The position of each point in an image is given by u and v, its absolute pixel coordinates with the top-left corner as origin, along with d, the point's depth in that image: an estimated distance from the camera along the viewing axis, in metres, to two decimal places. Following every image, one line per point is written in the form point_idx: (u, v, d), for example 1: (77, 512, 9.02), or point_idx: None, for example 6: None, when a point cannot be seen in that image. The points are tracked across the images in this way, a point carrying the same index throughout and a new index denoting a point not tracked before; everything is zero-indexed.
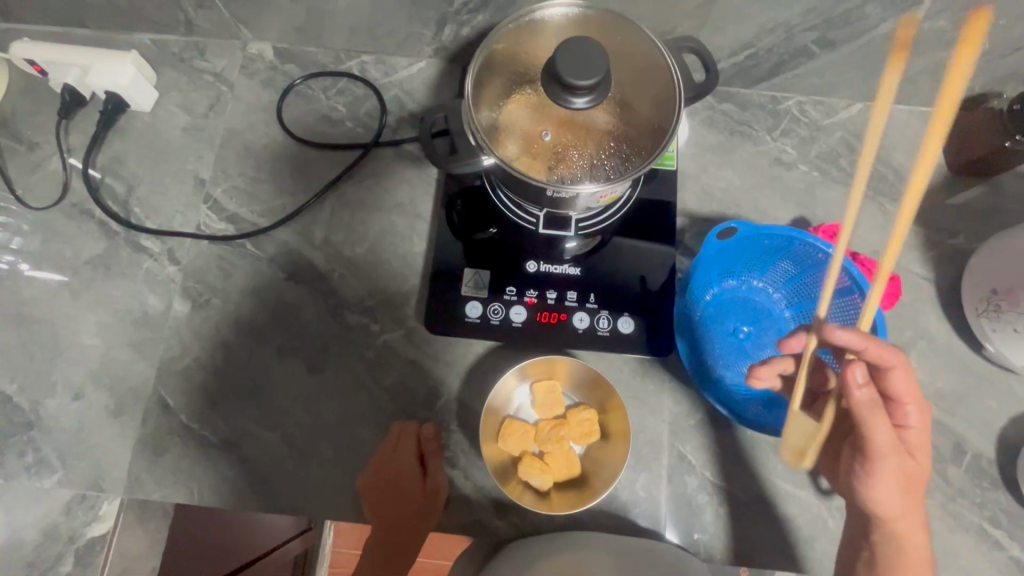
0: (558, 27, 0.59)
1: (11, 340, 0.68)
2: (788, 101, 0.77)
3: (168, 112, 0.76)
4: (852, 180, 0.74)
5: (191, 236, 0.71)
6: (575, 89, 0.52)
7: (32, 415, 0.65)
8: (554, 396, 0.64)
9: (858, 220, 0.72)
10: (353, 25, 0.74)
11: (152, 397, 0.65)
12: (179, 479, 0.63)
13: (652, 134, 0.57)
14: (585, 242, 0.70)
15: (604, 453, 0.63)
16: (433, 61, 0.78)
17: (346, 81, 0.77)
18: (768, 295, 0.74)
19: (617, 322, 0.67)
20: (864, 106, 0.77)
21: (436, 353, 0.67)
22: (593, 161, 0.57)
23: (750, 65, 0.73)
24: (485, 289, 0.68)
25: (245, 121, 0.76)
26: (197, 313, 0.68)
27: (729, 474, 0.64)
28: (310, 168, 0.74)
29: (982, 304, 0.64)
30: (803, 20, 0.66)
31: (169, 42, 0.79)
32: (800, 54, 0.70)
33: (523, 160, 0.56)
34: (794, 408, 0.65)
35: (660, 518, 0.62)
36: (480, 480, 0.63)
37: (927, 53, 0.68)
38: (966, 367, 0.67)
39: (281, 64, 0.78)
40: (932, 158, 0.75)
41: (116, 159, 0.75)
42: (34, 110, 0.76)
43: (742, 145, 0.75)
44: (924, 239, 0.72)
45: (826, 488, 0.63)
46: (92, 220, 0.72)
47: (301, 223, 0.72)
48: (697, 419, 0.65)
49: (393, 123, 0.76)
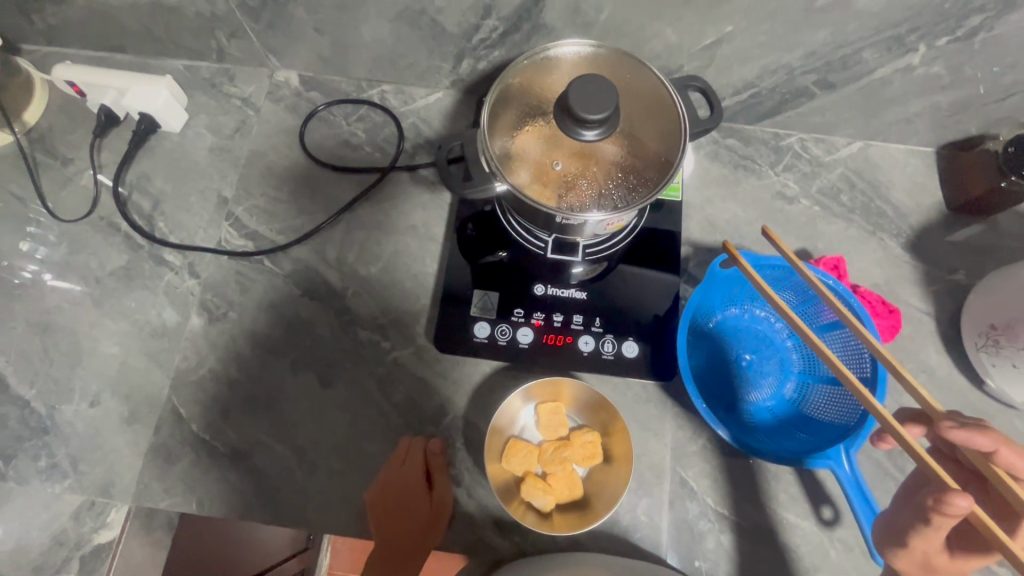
0: (571, 64, 0.62)
1: (33, 346, 0.70)
2: (790, 138, 0.80)
3: (197, 133, 0.80)
4: (853, 215, 0.76)
5: (212, 251, 0.74)
6: (586, 122, 0.55)
7: (48, 420, 0.67)
8: (558, 418, 0.65)
9: (859, 253, 0.74)
10: (375, 57, 0.78)
11: (166, 406, 0.67)
12: (187, 488, 0.64)
13: (659, 166, 0.59)
14: (591, 268, 0.72)
15: (606, 475, 0.63)
16: (450, 92, 0.82)
17: (366, 108, 0.81)
18: (771, 323, 0.75)
19: (622, 346, 0.68)
20: (864, 144, 0.80)
21: (444, 371, 0.69)
22: (601, 190, 0.59)
23: (753, 103, 0.76)
24: (493, 311, 0.70)
25: (269, 143, 0.79)
26: (213, 325, 0.70)
27: (731, 501, 0.64)
28: (329, 189, 0.77)
29: (980, 338, 0.66)
30: (804, 63, 0.69)
31: (201, 68, 0.83)
32: (801, 94, 0.74)
33: (535, 187, 0.59)
34: (795, 436, 0.66)
35: (661, 543, 0.62)
36: (483, 498, 0.64)
37: (924, 96, 0.71)
38: (967, 401, 0.68)
39: (306, 91, 0.82)
40: (931, 196, 0.77)
41: (145, 176, 0.78)
42: (70, 128, 0.80)
43: (745, 179, 0.78)
44: (924, 274, 0.73)
45: (828, 520, 0.63)
46: (119, 233, 0.75)
47: (317, 242, 0.74)
48: (699, 445, 0.66)
49: (410, 149, 0.79)
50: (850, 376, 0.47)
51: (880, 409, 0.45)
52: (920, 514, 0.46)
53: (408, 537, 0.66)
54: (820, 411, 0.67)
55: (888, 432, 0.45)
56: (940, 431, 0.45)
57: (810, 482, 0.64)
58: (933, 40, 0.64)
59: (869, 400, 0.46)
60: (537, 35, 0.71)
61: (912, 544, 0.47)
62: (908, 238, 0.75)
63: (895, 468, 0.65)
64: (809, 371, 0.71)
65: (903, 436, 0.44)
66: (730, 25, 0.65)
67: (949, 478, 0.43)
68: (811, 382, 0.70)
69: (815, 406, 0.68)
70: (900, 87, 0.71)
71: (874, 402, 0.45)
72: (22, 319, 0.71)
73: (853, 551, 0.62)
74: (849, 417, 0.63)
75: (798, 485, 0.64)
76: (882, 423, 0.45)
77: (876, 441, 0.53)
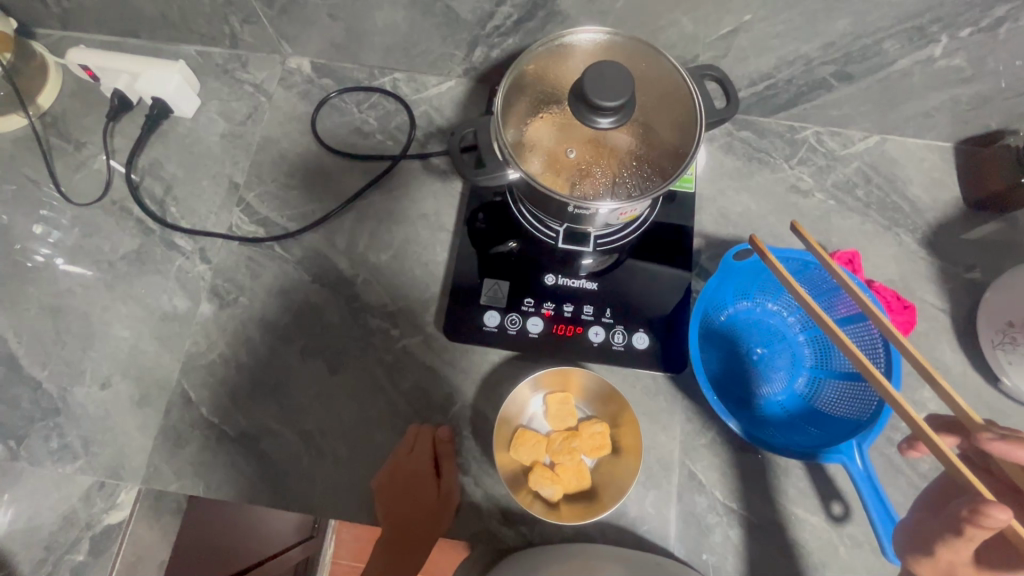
0: (586, 52, 0.62)
1: (45, 328, 0.70)
2: (806, 131, 0.79)
3: (209, 119, 0.80)
4: (868, 210, 0.75)
5: (223, 236, 0.74)
6: (601, 109, 0.54)
7: (60, 401, 0.67)
8: (567, 408, 0.65)
9: (873, 248, 0.73)
10: (388, 44, 0.77)
11: (176, 389, 0.67)
12: (196, 471, 0.64)
13: (673, 156, 0.59)
14: (602, 260, 0.71)
15: (615, 467, 0.63)
16: (462, 80, 0.82)
17: (378, 96, 0.81)
18: (783, 318, 0.74)
19: (632, 337, 0.68)
20: (881, 138, 0.79)
21: (453, 359, 0.69)
22: (616, 179, 0.59)
23: (769, 95, 0.75)
24: (502, 300, 0.69)
25: (281, 130, 0.79)
26: (224, 310, 0.71)
27: (740, 495, 0.63)
28: (340, 177, 0.77)
29: (997, 336, 0.65)
30: (822, 54, 0.68)
31: (214, 54, 0.83)
32: (819, 86, 0.73)
33: (548, 175, 0.58)
34: (806, 431, 0.65)
35: (668, 535, 0.62)
36: (490, 487, 0.64)
37: (944, 89, 0.70)
38: (981, 400, 0.67)
39: (318, 78, 0.82)
40: (948, 192, 0.76)
41: (157, 161, 0.78)
42: (83, 113, 0.80)
43: (759, 172, 0.77)
44: (941, 271, 0.72)
45: (838, 515, 0.63)
46: (131, 217, 0.76)
47: (328, 228, 0.74)
48: (708, 439, 0.65)
49: (421, 137, 0.79)
50: (871, 367, 0.47)
51: (914, 416, 0.43)
52: (952, 525, 0.45)
53: (417, 519, 0.67)
54: (832, 406, 0.66)
55: (922, 440, 0.43)
56: (978, 442, 0.43)
57: (820, 477, 0.64)
58: (956, 31, 0.63)
59: (902, 407, 0.44)
60: (552, 22, 0.70)
61: (939, 553, 0.46)
62: (924, 234, 0.74)
63: (907, 465, 0.64)
64: (822, 365, 0.70)
65: (940, 446, 0.43)
66: (748, 14, 0.65)
67: (985, 489, 0.42)
68: (824, 377, 0.69)
69: (827, 401, 0.68)
70: (920, 80, 0.70)
71: (911, 410, 0.43)
72: (34, 301, 0.71)
73: (863, 548, 0.61)
74: (861, 412, 0.62)
75: (807, 480, 0.64)
76: (916, 431, 0.43)
77: (906, 449, 0.51)
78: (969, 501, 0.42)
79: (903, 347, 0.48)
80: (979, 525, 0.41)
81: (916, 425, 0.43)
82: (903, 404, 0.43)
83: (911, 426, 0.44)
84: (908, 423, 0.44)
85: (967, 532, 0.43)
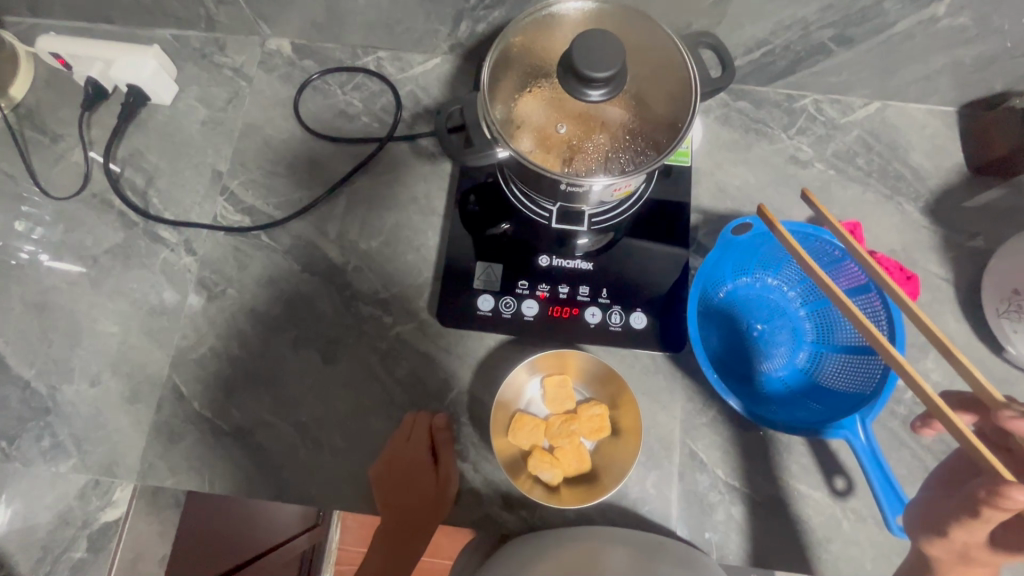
0: (575, 22, 0.59)
1: (31, 327, 0.69)
2: (804, 100, 0.76)
3: (188, 106, 0.78)
4: (869, 179, 0.73)
5: (208, 227, 0.72)
6: (591, 82, 0.52)
7: (50, 401, 0.66)
8: (564, 391, 0.64)
9: (875, 218, 0.72)
10: (370, 22, 0.75)
11: (168, 385, 0.66)
12: (191, 467, 0.63)
13: (668, 128, 0.57)
14: (597, 239, 0.70)
15: (616, 449, 0.62)
16: (448, 58, 0.79)
17: (362, 77, 0.78)
18: (782, 293, 0.73)
19: (630, 317, 0.66)
20: (882, 104, 0.76)
21: (448, 345, 0.67)
22: (608, 154, 0.57)
23: (766, 62, 0.72)
24: (497, 283, 0.68)
25: (263, 115, 0.77)
26: (213, 302, 0.69)
27: (742, 472, 0.63)
28: (325, 162, 0.75)
29: (1002, 304, 0.63)
30: (821, 17, 0.66)
31: (191, 38, 0.80)
32: (817, 51, 0.70)
33: (537, 153, 0.56)
34: (808, 406, 0.64)
35: (671, 514, 0.61)
36: (490, 473, 0.63)
37: (947, 51, 0.68)
38: (986, 370, 0.66)
39: (299, 60, 0.79)
40: (950, 158, 0.74)
41: (137, 151, 0.76)
42: (58, 104, 0.78)
43: (757, 143, 0.75)
44: (944, 239, 0.71)
45: (842, 490, 0.62)
46: (113, 210, 0.74)
47: (315, 216, 0.72)
48: (710, 417, 0.65)
49: (408, 118, 0.77)
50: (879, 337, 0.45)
51: (929, 392, 0.42)
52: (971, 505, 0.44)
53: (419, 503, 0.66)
54: (834, 380, 0.65)
55: (937, 416, 0.42)
56: (998, 419, 0.42)
57: (823, 453, 0.63)
58: None
59: (917, 383, 0.42)
60: None
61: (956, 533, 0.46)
62: (927, 203, 0.72)
63: (911, 437, 0.63)
64: (823, 340, 0.69)
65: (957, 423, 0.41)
66: None
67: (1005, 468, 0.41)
68: (825, 351, 0.68)
69: (829, 375, 0.66)
70: (922, 41, 0.67)
71: (925, 386, 0.42)
72: (18, 299, 0.70)
73: (866, 521, 0.61)
74: (864, 386, 0.61)
75: (810, 455, 0.63)
76: (932, 408, 0.41)
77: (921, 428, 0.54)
78: (986, 482, 0.42)
79: (913, 317, 0.47)
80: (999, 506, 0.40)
81: (930, 400, 0.41)
82: (918, 379, 0.42)
83: (926, 403, 0.42)
84: (923, 400, 0.42)
85: (982, 512, 0.44)
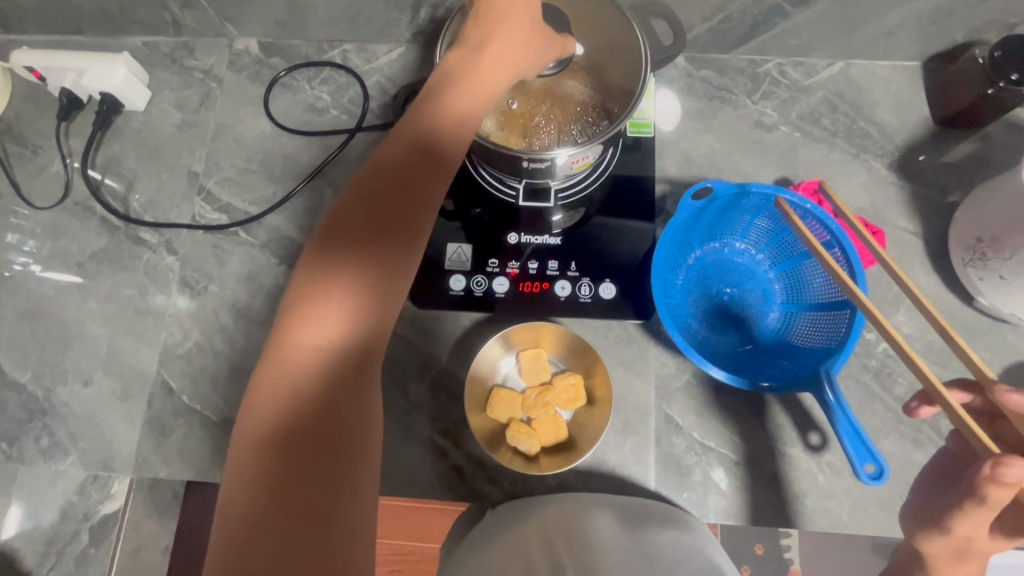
0: None
1: (23, 334, 0.71)
2: (767, 64, 0.77)
3: (162, 110, 0.79)
4: (835, 139, 0.74)
5: (187, 227, 0.74)
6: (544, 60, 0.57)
7: (46, 402, 0.69)
8: (540, 363, 0.66)
9: (842, 177, 0.72)
10: (333, 16, 0.76)
11: (157, 381, 0.68)
12: (184, 457, 0.66)
13: (619, 96, 0.58)
14: (570, 215, 0.71)
15: (590, 416, 0.64)
16: (412, 46, 0.80)
17: (329, 70, 0.79)
18: (751, 256, 0.73)
19: (599, 288, 0.68)
20: (846, 64, 0.76)
21: (425, 327, 0.69)
22: (564, 127, 0.59)
23: (724, 29, 0.73)
24: (467, 264, 0.69)
25: (235, 114, 0.78)
26: (196, 299, 0.71)
27: (718, 433, 0.64)
28: (297, 156, 0.76)
29: (968, 253, 0.64)
30: None
31: (160, 43, 0.82)
32: (774, 14, 0.70)
33: (498, 132, 0.58)
34: (777, 364, 0.65)
35: (650, 477, 0.63)
36: (471, 448, 0.65)
37: (901, 5, 0.68)
38: (956, 319, 0.67)
39: (267, 58, 0.81)
40: (916, 113, 0.74)
41: (115, 158, 0.78)
42: (36, 116, 0.80)
43: (721, 110, 0.75)
44: (911, 193, 0.71)
45: (816, 445, 0.63)
46: (95, 217, 0.76)
47: (290, 209, 0.74)
48: (684, 382, 0.66)
49: (376, 108, 0.78)
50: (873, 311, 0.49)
51: (925, 370, 0.44)
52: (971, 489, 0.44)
53: (342, 447, 0.41)
54: (805, 338, 0.66)
55: (931, 393, 0.44)
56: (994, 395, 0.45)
57: (797, 410, 0.64)
58: None
59: (914, 361, 0.44)
60: None
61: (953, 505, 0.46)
62: (894, 158, 0.73)
63: (883, 389, 0.64)
64: (793, 300, 0.70)
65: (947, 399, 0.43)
66: None
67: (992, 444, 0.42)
68: (795, 310, 0.69)
69: (799, 333, 0.68)
70: None
71: (921, 364, 0.44)
72: (10, 308, 0.72)
73: (841, 474, 0.62)
74: (832, 342, 0.62)
75: (785, 413, 0.64)
76: (926, 384, 0.44)
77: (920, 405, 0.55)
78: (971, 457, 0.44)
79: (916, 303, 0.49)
80: (999, 480, 0.40)
81: (926, 380, 0.44)
82: (913, 358, 0.44)
83: (923, 383, 0.44)
84: (920, 379, 0.44)
85: (989, 495, 0.42)
